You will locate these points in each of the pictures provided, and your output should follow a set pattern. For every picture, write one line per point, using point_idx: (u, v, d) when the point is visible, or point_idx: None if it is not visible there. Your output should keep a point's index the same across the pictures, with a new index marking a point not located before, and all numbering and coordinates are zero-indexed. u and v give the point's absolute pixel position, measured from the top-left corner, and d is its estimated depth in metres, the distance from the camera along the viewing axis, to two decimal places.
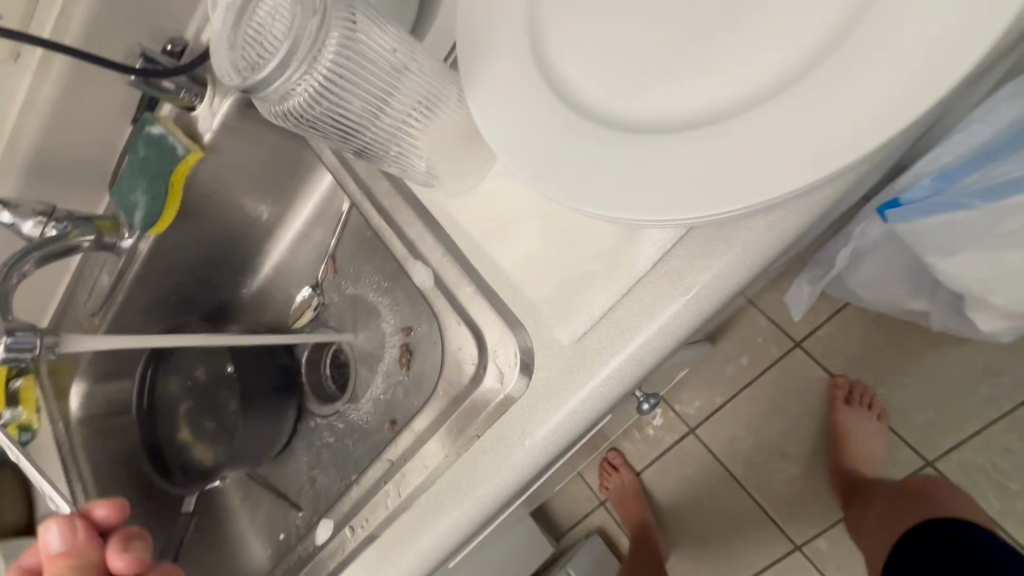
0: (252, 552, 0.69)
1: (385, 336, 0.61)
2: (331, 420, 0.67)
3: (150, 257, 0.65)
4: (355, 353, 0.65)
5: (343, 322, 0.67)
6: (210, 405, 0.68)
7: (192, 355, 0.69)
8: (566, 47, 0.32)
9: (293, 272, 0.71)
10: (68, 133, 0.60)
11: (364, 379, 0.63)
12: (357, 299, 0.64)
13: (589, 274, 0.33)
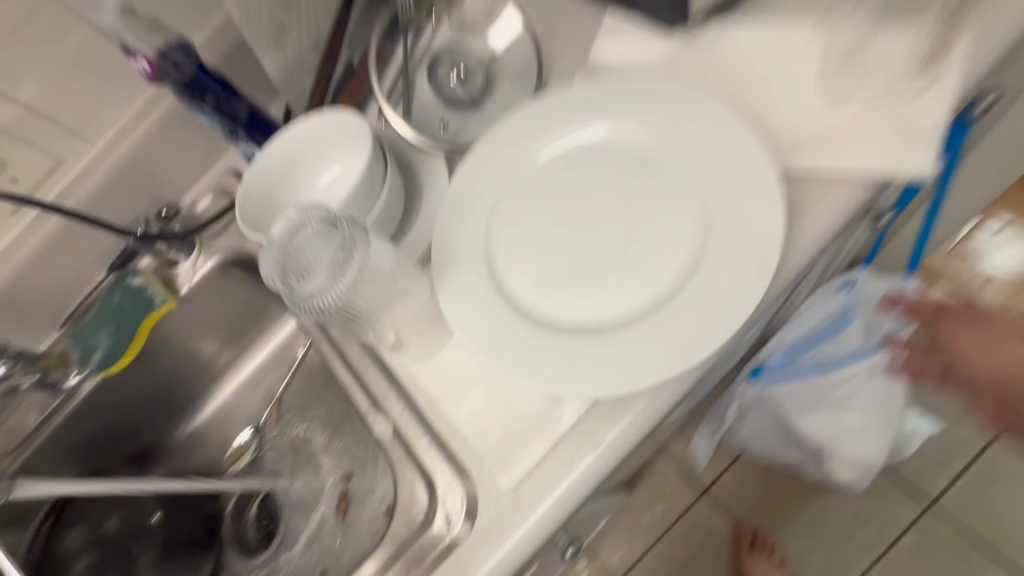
0: None
1: (324, 483, 0.65)
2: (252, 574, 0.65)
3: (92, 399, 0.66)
4: (290, 501, 0.67)
5: (282, 469, 0.69)
6: (117, 561, 0.64)
7: (107, 504, 0.66)
8: (508, 265, 0.45)
9: (239, 416, 0.75)
10: (43, 281, 0.65)
11: (298, 527, 0.65)
12: (299, 446, 0.68)
13: (524, 430, 0.42)
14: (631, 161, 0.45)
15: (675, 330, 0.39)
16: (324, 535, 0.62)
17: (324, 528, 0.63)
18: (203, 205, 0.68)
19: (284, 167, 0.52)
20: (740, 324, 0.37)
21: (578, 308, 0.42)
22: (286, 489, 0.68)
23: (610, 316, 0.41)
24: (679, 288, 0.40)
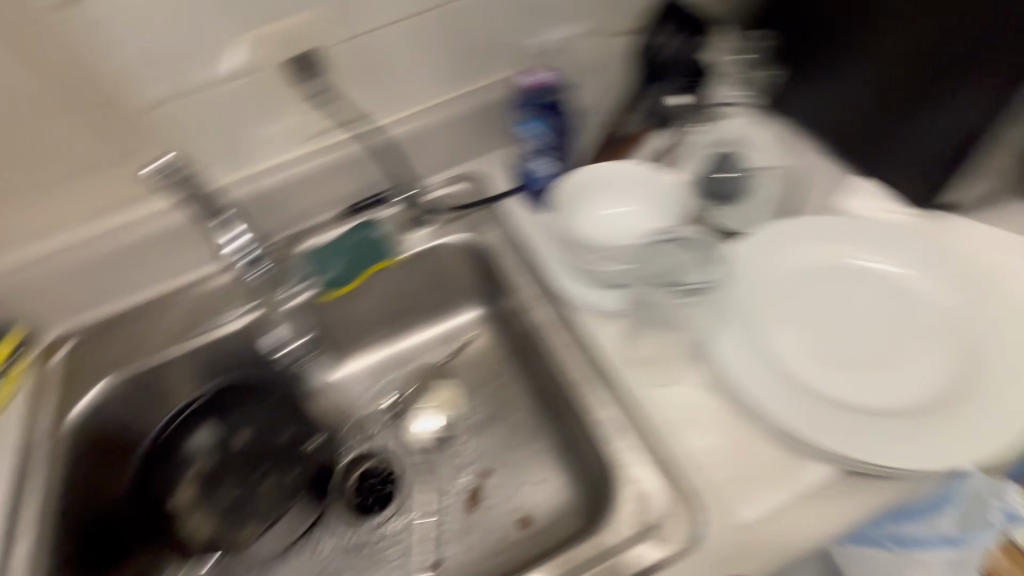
0: None
1: (455, 472, 0.68)
2: (351, 541, 0.65)
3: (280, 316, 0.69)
4: (413, 478, 0.68)
5: (411, 447, 0.71)
6: (244, 460, 0.67)
7: (243, 417, 0.70)
8: (780, 333, 0.53)
9: (380, 380, 0.77)
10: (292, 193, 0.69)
11: (417, 505, 0.66)
12: (438, 431, 0.71)
13: (760, 479, 0.47)
14: (897, 297, 0.55)
15: (941, 434, 0.46)
16: (445, 521, 0.64)
17: (447, 514, 0.65)
18: (447, 188, 0.74)
19: (595, 187, 0.61)
20: (994, 450, 0.44)
21: (844, 388, 0.49)
22: (411, 465, 0.69)
23: (867, 401, 0.48)
24: (941, 404, 0.47)
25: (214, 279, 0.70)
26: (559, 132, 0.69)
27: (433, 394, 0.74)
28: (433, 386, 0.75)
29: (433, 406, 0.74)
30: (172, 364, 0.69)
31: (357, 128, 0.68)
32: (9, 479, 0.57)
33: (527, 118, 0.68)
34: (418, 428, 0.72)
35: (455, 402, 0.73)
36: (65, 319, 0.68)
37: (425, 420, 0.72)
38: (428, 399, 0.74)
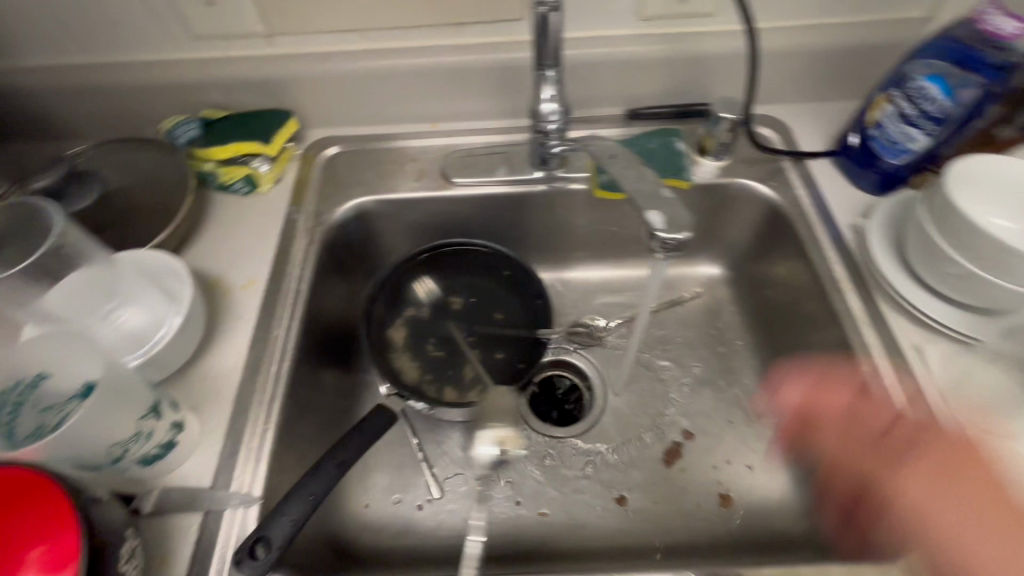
0: (363, 495, 0.57)
1: (659, 421, 0.62)
2: (533, 441, 0.61)
3: (538, 196, 0.65)
4: (610, 408, 0.64)
5: (610, 377, 0.66)
6: (457, 322, 0.66)
7: (463, 282, 0.68)
8: None
9: (592, 299, 0.72)
10: (595, 75, 0.63)
11: (612, 436, 0.62)
12: (647, 373, 0.66)
13: None
14: None
15: None
16: (640, 465, 0.60)
17: (643, 459, 0.60)
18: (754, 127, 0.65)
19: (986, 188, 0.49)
20: None
21: None
22: (611, 395, 0.65)
23: None
24: None
25: (482, 136, 0.68)
26: (970, 113, 0.50)
27: (502, 425, 0.50)
28: (497, 403, 0.53)
29: (498, 425, 0.50)
30: (420, 207, 0.66)
31: (690, 25, 0.62)
32: (271, 255, 0.58)
33: (933, 73, 0.51)
34: (478, 451, 0.49)
35: (516, 427, 0.50)
36: (337, 125, 0.69)
37: (488, 442, 0.49)
38: (490, 425, 0.50)
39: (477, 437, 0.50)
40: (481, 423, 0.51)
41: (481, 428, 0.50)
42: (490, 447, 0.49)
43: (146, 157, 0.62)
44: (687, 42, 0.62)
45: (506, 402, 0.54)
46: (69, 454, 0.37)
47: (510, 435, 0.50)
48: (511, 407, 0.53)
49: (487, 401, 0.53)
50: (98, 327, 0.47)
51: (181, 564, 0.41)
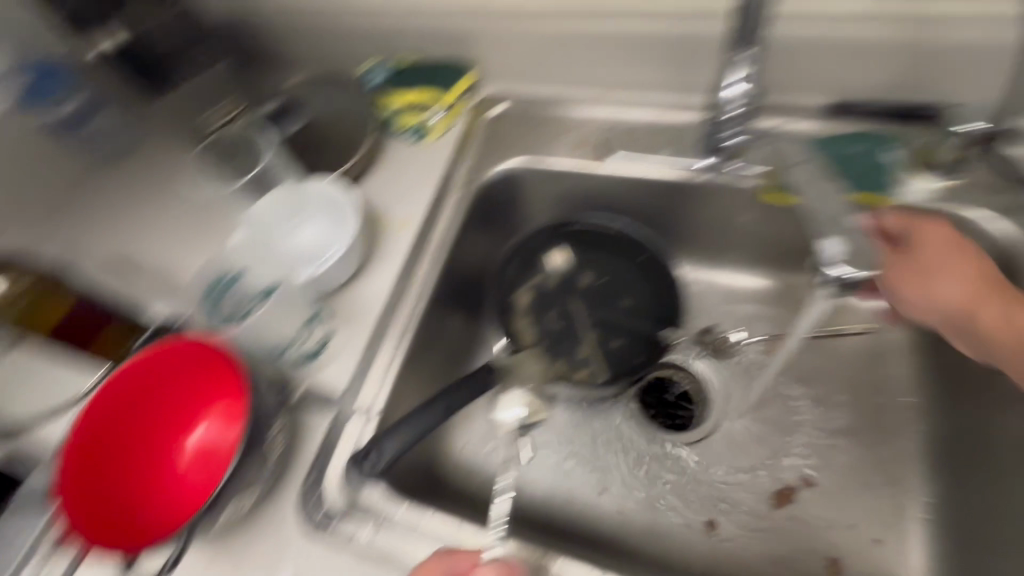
0: (462, 436, 0.62)
1: (778, 456, 0.56)
2: (632, 439, 0.60)
3: (698, 185, 0.59)
4: (725, 427, 0.59)
5: (732, 396, 0.61)
6: (581, 300, 0.66)
7: (596, 261, 0.66)
8: None
9: (733, 306, 0.66)
10: (800, 57, 0.55)
11: (718, 456, 0.58)
12: (776, 401, 0.59)
13: None
14: None
15: None
16: (742, 495, 0.55)
17: (747, 490, 0.55)
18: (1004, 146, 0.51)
19: None
20: None
21: None
22: (729, 413, 0.60)
23: None
24: None
25: (650, 111, 0.63)
26: None
27: (529, 395, 0.54)
28: (528, 368, 0.57)
29: (523, 393, 0.55)
30: (571, 177, 0.64)
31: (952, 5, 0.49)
32: (426, 201, 0.63)
33: None
34: (505, 413, 0.53)
35: (542, 401, 0.55)
36: (507, 82, 0.69)
37: (515, 407, 0.53)
38: (518, 389, 0.55)
39: (502, 400, 0.54)
40: (505, 386, 0.55)
41: (504, 392, 0.54)
42: (516, 413, 0.53)
43: (342, 93, 0.69)
44: (938, 25, 0.49)
45: (534, 371, 0.58)
46: (254, 338, 0.48)
47: (534, 408, 0.54)
48: (537, 381, 0.57)
49: (518, 362, 0.57)
50: (284, 239, 0.56)
51: (312, 449, 0.49)
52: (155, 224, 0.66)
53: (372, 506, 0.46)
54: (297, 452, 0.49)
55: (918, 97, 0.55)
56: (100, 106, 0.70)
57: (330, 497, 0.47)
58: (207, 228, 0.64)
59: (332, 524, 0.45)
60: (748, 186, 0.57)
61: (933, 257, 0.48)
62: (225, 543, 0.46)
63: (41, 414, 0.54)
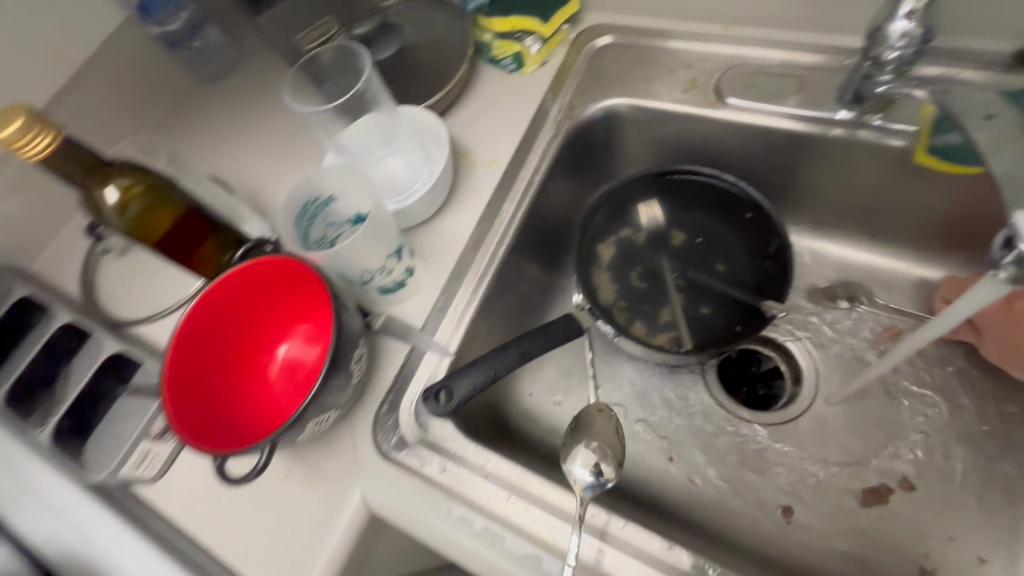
0: (529, 384, 0.61)
1: (873, 452, 0.51)
2: (709, 410, 0.57)
3: (828, 141, 0.52)
4: (815, 412, 0.55)
5: (829, 380, 0.56)
6: (671, 260, 0.61)
7: (692, 219, 0.61)
8: None
9: (844, 284, 0.59)
10: None
11: (803, 442, 0.54)
12: (880, 393, 0.53)
13: None
14: None
15: None
16: (824, 486, 0.51)
17: (832, 482, 0.51)
18: None
19: None
20: None
21: None
22: (822, 399, 0.55)
23: None
24: None
25: (781, 51, 0.55)
26: None
27: (599, 450, 0.45)
28: (599, 421, 0.48)
29: (592, 450, 0.46)
30: (676, 123, 0.58)
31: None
32: (517, 139, 0.60)
33: None
34: (574, 471, 0.43)
35: (617, 455, 0.45)
36: (615, 12, 0.63)
37: (584, 464, 0.44)
38: (586, 445, 0.46)
39: (569, 459, 0.45)
40: (571, 444, 0.47)
41: (572, 451, 0.46)
42: (588, 471, 0.43)
43: (440, 19, 0.66)
44: None
45: (607, 428, 0.48)
46: (338, 267, 0.46)
47: (610, 468, 0.44)
48: (613, 436, 0.47)
49: (586, 415, 0.49)
50: (372, 166, 0.55)
51: (388, 377, 0.50)
52: (251, 145, 0.68)
53: (443, 440, 0.47)
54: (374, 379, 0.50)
55: None
56: (203, 23, 0.72)
57: (402, 426, 0.48)
58: (299, 153, 0.65)
59: (404, 451, 0.47)
60: (892, 147, 0.49)
61: (1016, 333, 0.46)
62: (306, 452, 0.48)
63: (151, 313, 0.59)
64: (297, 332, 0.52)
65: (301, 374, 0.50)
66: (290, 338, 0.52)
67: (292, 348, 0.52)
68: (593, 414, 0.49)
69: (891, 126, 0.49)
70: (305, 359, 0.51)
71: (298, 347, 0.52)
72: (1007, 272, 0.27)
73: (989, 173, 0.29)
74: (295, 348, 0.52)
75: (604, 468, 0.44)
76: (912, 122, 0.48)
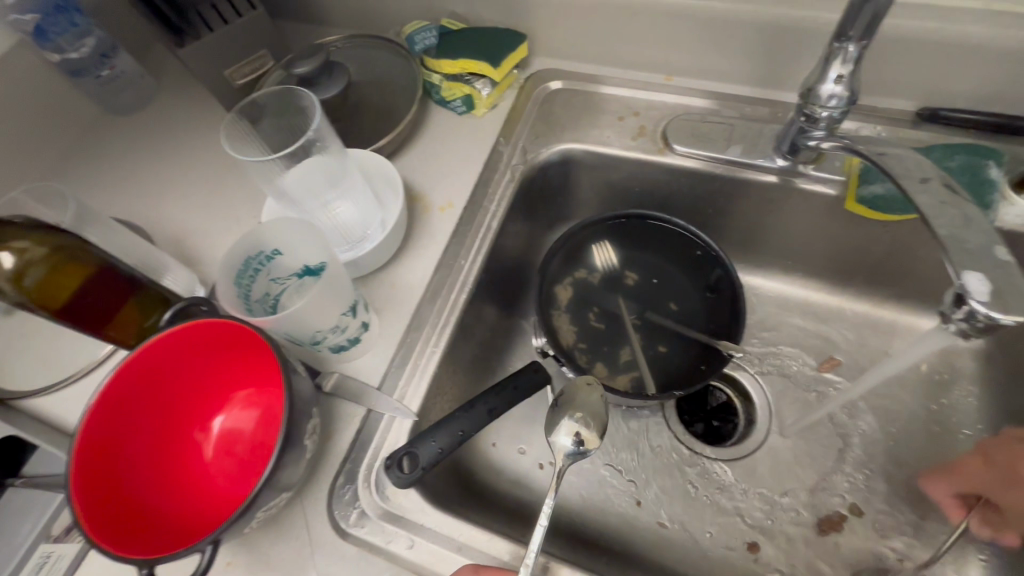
0: (492, 434, 0.59)
1: (825, 481, 0.54)
2: (673, 449, 0.57)
3: (768, 188, 0.55)
4: (770, 445, 0.57)
5: (780, 412, 0.58)
6: (627, 300, 0.62)
7: (644, 259, 0.62)
8: None
9: (786, 318, 0.63)
10: (900, 56, 0.50)
11: (762, 475, 0.55)
12: (826, 422, 0.56)
13: None
14: None
15: None
16: (784, 518, 0.53)
17: (791, 514, 0.53)
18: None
19: None
20: None
21: None
22: (775, 431, 0.57)
23: None
24: None
25: (720, 102, 0.59)
26: None
27: (583, 421, 0.48)
28: (583, 394, 0.50)
29: (580, 418, 0.48)
30: (627, 167, 0.60)
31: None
32: (472, 183, 0.58)
33: None
34: (557, 441, 0.47)
35: (600, 426, 0.48)
36: (563, 58, 0.64)
37: (567, 434, 0.47)
38: (570, 416, 0.48)
39: (554, 428, 0.48)
40: (558, 413, 0.49)
41: (557, 419, 0.49)
42: (570, 438, 0.47)
43: (386, 59, 0.64)
44: None
45: (594, 398, 0.49)
46: (286, 328, 0.42)
47: (592, 436, 0.47)
48: (598, 406, 0.49)
49: (571, 389, 0.50)
50: (317, 212, 0.50)
51: (343, 445, 0.46)
52: (174, 186, 0.62)
53: (409, 512, 0.43)
54: (327, 448, 0.46)
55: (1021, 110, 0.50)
56: (113, 50, 0.65)
57: (361, 500, 0.43)
58: (231, 195, 0.60)
59: (365, 528, 0.43)
60: (824, 194, 0.53)
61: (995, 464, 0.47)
62: (251, 536, 0.43)
63: (52, 382, 0.50)
64: (238, 399, 0.47)
65: (246, 446, 0.46)
66: (230, 406, 0.47)
67: (233, 417, 0.47)
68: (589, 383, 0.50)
69: (822, 175, 0.53)
70: (248, 429, 0.47)
71: (239, 415, 0.47)
72: (957, 326, 0.30)
73: (934, 236, 0.31)
74: (236, 416, 0.47)
75: (586, 435, 0.47)
76: (840, 172, 0.52)
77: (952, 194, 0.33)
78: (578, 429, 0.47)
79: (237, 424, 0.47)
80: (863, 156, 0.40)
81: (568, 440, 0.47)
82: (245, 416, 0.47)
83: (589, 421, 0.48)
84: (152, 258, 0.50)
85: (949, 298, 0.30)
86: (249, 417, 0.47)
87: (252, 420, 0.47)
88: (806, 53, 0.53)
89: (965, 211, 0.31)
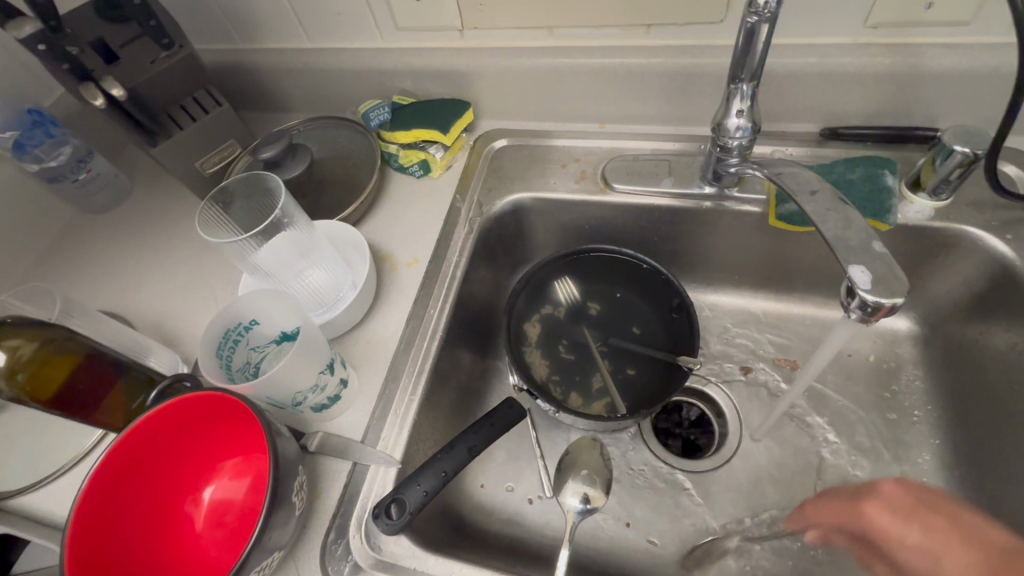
0: (480, 476, 0.60)
1: (800, 478, 0.57)
2: (654, 466, 0.59)
3: (703, 212, 0.61)
4: (744, 451, 0.59)
5: (749, 417, 0.61)
6: (593, 330, 0.66)
7: (603, 289, 0.66)
8: None
9: (742, 328, 0.67)
10: (795, 87, 0.57)
11: (741, 482, 0.57)
12: (793, 421, 0.60)
13: None
14: None
15: None
16: (768, 521, 0.55)
17: (772, 515, 0.55)
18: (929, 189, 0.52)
19: None
20: None
21: None
22: (746, 435, 0.60)
23: None
24: None
25: (648, 142, 0.65)
26: None
27: (587, 479, 0.53)
28: (585, 455, 0.56)
29: (585, 478, 0.54)
30: (574, 208, 0.65)
31: (930, 35, 0.52)
32: (434, 238, 0.63)
33: None
34: (566, 501, 0.52)
35: (604, 483, 0.54)
36: (506, 118, 0.71)
37: (574, 493, 0.53)
38: (576, 477, 0.54)
39: (562, 490, 0.53)
40: (563, 475, 0.55)
41: (564, 482, 0.54)
42: (577, 498, 0.52)
43: (345, 136, 0.70)
44: (925, 52, 0.52)
45: (594, 457, 0.56)
46: (268, 393, 0.44)
47: (596, 492, 0.53)
48: (600, 465, 0.55)
49: (574, 451, 0.56)
50: (292, 283, 0.54)
51: (332, 501, 0.47)
52: (153, 273, 0.65)
53: (401, 559, 0.45)
54: (317, 507, 0.47)
55: (906, 121, 0.57)
56: (89, 155, 0.68)
57: (353, 552, 0.45)
58: (206, 275, 0.63)
59: None
60: (752, 213, 0.59)
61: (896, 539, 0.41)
62: None
63: (37, 478, 0.51)
64: (225, 469, 0.48)
65: (235, 514, 0.47)
66: (217, 476, 0.48)
67: (220, 486, 0.48)
68: (594, 444, 0.57)
69: (746, 195, 0.59)
70: (236, 498, 0.48)
71: (227, 486, 0.48)
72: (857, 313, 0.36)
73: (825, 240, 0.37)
74: (223, 485, 0.48)
75: (592, 494, 0.53)
76: (762, 191, 0.58)
77: (836, 201, 0.40)
78: (590, 490, 0.53)
79: (225, 494, 0.48)
80: (765, 177, 0.47)
81: (579, 500, 0.52)
82: (233, 484, 0.48)
83: (601, 481, 0.54)
84: (135, 344, 0.53)
85: (846, 291, 0.37)
86: (237, 486, 0.48)
87: (238, 487, 0.48)
88: (714, 92, 0.60)
89: (844, 216, 0.39)
